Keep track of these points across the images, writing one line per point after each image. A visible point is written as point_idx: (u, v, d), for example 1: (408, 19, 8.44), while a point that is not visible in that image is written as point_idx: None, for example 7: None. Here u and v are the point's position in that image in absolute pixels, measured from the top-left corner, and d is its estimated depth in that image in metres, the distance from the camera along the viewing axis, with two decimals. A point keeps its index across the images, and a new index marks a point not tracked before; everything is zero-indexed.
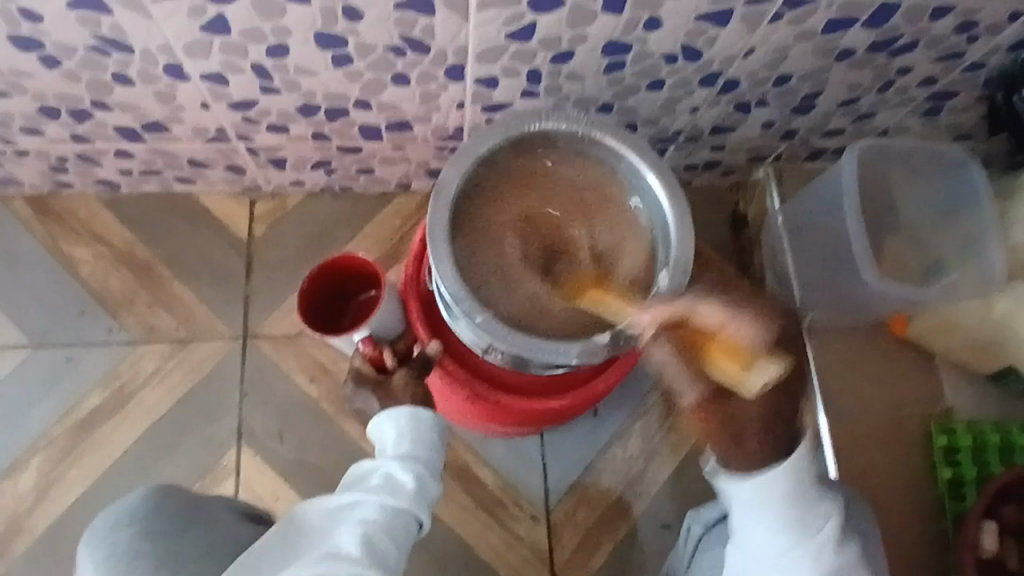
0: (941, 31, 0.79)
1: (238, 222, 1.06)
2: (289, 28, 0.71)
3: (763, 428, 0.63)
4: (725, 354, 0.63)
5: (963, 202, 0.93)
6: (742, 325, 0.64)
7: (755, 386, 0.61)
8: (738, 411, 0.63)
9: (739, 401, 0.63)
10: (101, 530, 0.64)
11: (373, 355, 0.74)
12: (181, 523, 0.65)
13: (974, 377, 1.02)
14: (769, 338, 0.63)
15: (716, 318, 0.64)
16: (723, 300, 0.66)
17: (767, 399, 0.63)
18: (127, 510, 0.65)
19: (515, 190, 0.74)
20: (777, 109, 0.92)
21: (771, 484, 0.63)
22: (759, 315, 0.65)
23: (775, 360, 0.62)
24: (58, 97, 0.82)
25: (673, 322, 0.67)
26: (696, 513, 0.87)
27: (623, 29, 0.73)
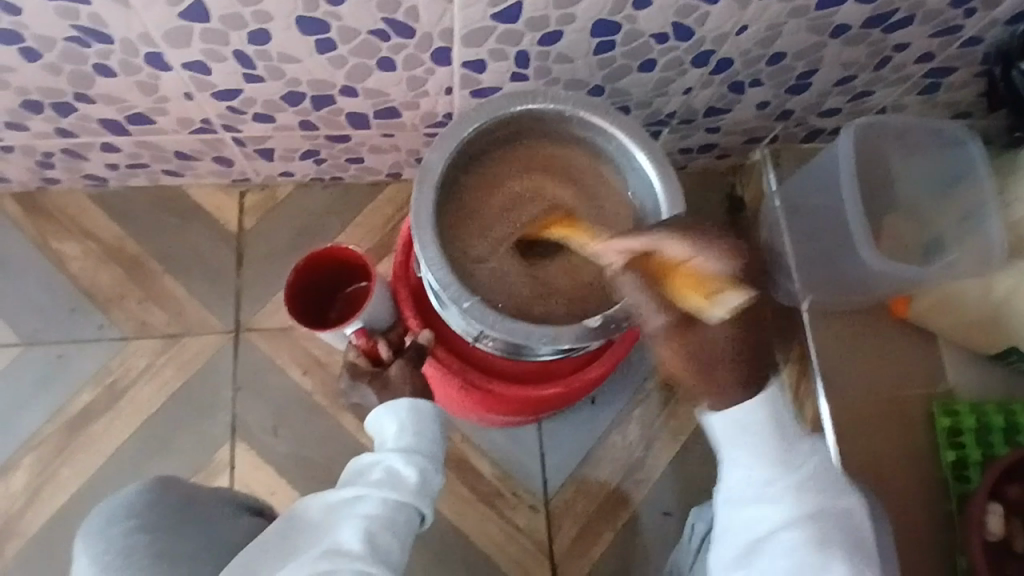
0: (937, 4, 0.77)
1: (228, 216, 1.04)
2: (270, 13, 0.69)
3: (742, 378, 0.59)
4: (688, 281, 0.53)
5: (963, 178, 0.91)
6: (710, 255, 0.54)
7: (722, 311, 0.53)
8: (715, 350, 0.56)
9: (707, 332, 0.55)
10: (97, 525, 0.63)
11: (367, 347, 0.73)
12: (178, 519, 0.64)
13: (976, 357, 1.00)
14: (735, 268, 0.54)
15: (678, 247, 0.55)
16: (681, 231, 0.58)
17: (739, 334, 0.56)
18: (124, 505, 0.64)
19: (501, 176, 0.73)
20: (772, 88, 0.91)
21: (752, 420, 0.60)
22: (734, 253, 0.55)
23: (742, 292, 0.53)
24: (39, 91, 0.81)
25: (635, 260, 0.58)
26: (700, 508, 0.86)
27: (611, 8, 0.72)
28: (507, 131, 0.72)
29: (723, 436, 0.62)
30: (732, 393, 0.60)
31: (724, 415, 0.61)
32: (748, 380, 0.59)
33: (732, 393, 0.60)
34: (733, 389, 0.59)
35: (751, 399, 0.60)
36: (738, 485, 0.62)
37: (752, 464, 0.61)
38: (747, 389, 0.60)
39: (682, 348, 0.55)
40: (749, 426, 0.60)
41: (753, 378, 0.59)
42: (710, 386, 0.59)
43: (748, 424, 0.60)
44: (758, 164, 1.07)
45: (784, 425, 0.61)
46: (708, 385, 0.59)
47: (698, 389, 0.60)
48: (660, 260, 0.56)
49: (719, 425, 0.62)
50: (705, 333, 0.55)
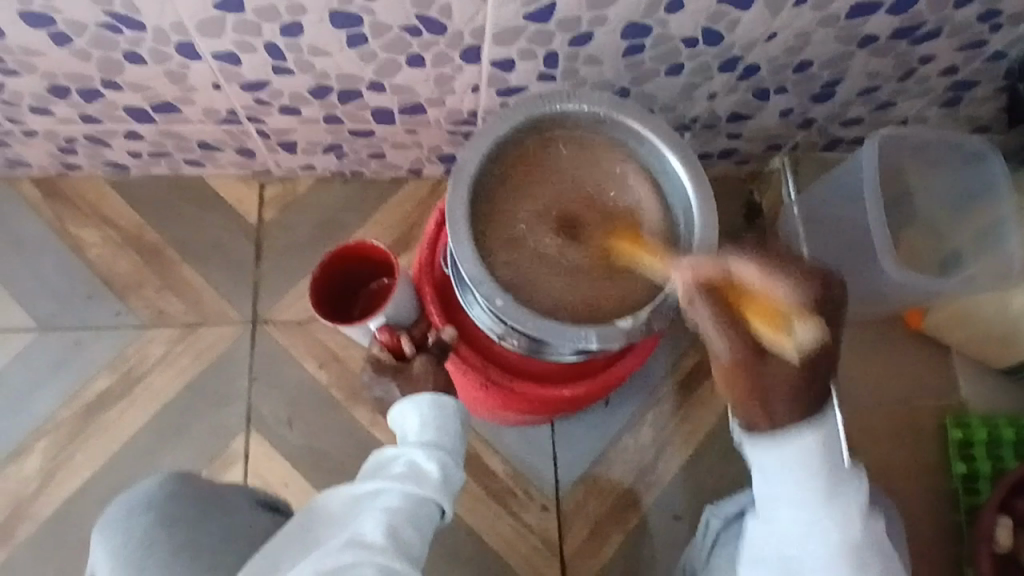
0: (966, 18, 0.78)
1: (248, 207, 1.04)
2: (304, 6, 0.69)
3: (795, 395, 0.57)
4: (762, 313, 0.55)
5: (983, 194, 0.91)
6: (784, 287, 0.55)
7: (796, 347, 0.54)
8: (796, 369, 0.56)
9: (782, 361, 0.55)
10: (118, 517, 0.62)
11: (390, 342, 0.73)
12: (199, 513, 0.64)
13: (988, 371, 1.01)
14: (812, 295, 0.54)
15: (752, 271, 0.55)
16: (760, 254, 0.57)
17: (801, 364, 0.55)
18: (145, 496, 0.63)
19: (529, 183, 0.72)
20: (796, 96, 0.91)
21: (799, 457, 0.58)
22: (815, 290, 0.55)
23: (818, 327, 0.54)
24: (67, 76, 0.81)
25: (710, 282, 0.58)
26: (713, 507, 0.86)
27: (644, 11, 0.72)
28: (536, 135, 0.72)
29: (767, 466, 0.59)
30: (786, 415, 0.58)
31: (761, 446, 0.59)
32: (800, 407, 0.57)
33: (784, 415, 0.58)
34: (790, 404, 0.57)
35: (804, 423, 0.57)
36: (783, 521, 0.61)
37: (798, 494, 0.59)
38: (802, 414, 0.57)
39: (745, 373, 0.56)
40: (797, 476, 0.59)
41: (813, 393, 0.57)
42: (766, 408, 0.58)
43: (795, 468, 0.58)
44: (778, 171, 1.07)
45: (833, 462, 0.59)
46: (766, 408, 0.58)
47: (751, 408, 0.58)
48: (730, 281, 0.57)
49: (763, 453, 0.59)
50: (785, 358, 0.55)
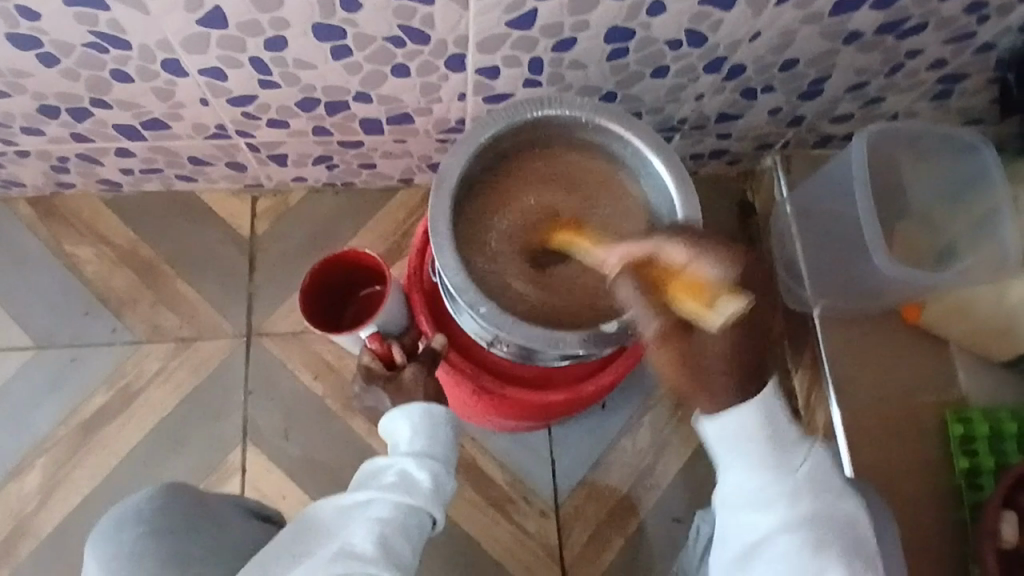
0: (951, 11, 0.77)
1: (241, 220, 1.05)
2: (287, 20, 0.70)
3: (729, 375, 0.57)
4: (685, 286, 0.53)
5: (976, 185, 0.90)
6: (708, 263, 0.54)
7: (719, 320, 0.52)
8: (732, 348, 0.56)
9: (705, 338, 0.54)
10: (107, 530, 0.62)
11: (381, 351, 0.73)
12: (187, 524, 0.63)
13: (989, 364, 1.00)
14: (735, 273, 0.54)
15: (680, 252, 0.55)
16: (688, 236, 0.57)
17: (733, 337, 0.55)
18: (133, 509, 0.63)
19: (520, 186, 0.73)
20: (784, 95, 0.91)
21: (744, 428, 0.59)
22: (733, 258, 0.54)
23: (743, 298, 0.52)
24: (56, 96, 0.81)
25: (637, 263, 0.58)
26: (706, 510, 0.85)
27: (626, 15, 0.72)
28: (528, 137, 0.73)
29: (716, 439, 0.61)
30: (725, 391, 0.58)
31: (715, 418, 0.60)
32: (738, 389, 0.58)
33: (719, 400, 0.59)
34: (731, 378, 0.58)
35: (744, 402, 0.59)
36: (739, 496, 0.62)
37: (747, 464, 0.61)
38: (742, 395, 0.59)
39: (676, 347, 0.55)
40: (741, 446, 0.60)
41: (745, 385, 0.58)
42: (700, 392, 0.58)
43: (742, 436, 0.60)
44: (769, 170, 1.07)
45: (778, 437, 0.61)
46: (693, 395, 0.59)
47: (700, 395, 0.59)
48: (648, 276, 0.56)
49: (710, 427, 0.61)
50: (703, 338, 0.54)
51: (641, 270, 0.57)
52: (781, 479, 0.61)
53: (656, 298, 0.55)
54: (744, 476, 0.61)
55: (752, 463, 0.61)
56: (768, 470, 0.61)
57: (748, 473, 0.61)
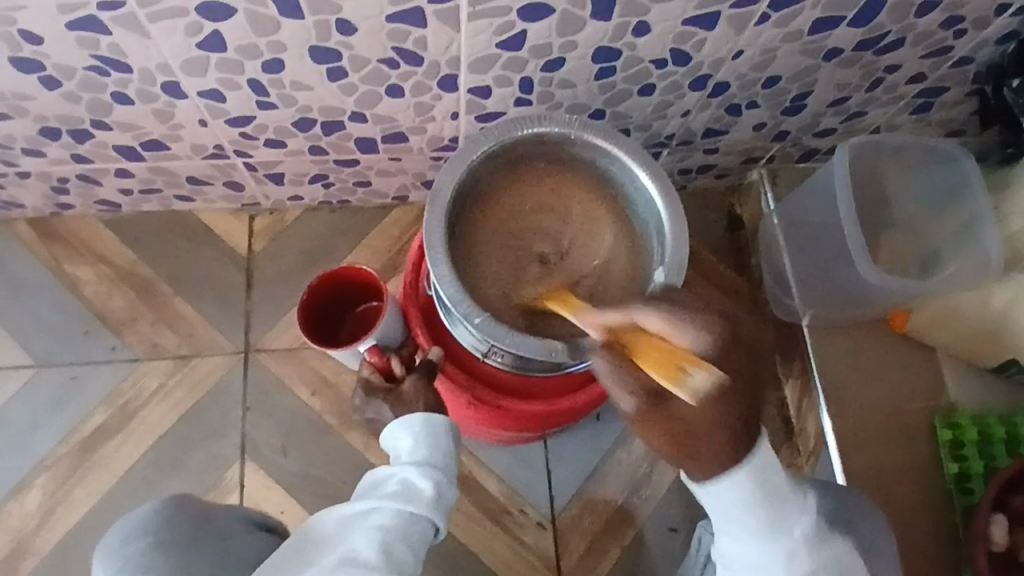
0: (926, 27, 0.80)
1: (238, 239, 1.06)
2: (284, 43, 0.72)
3: (731, 441, 0.54)
4: (664, 360, 0.51)
5: (956, 195, 0.93)
6: (687, 333, 0.53)
7: (693, 392, 0.50)
8: (724, 412, 0.52)
9: (680, 403, 0.52)
10: (114, 544, 0.64)
11: (380, 364, 0.75)
12: (194, 536, 0.65)
13: (976, 371, 1.02)
14: (709, 347, 0.52)
15: (655, 321, 0.53)
16: (662, 300, 0.55)
17: (719, 409, 0.52)
18: (139, 521, 0.65)
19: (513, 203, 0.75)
20: (768, 110, 0.93)
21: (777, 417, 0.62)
22: (707, 331, 0.53)
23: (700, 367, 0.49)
24: (58, 118, 0.83)
25: (615, 331, 0.56)
26: (705, 522, 0.87)
27: (612, 35, 0.75)
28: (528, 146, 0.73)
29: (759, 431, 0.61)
30: (719, 462, 0.55)
31: (705, 487, 0.58)
32: (731, 456, 0.55)
33: (716, 463, 0.55)
34: (729, 444, 0.54)
35: (736, 467, 0.56)
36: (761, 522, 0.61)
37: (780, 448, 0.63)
38: (732, 459, 0.55)
39: (656, 416, 0.52)
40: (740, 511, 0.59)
41: (746, 441, 0.55)
42: (699, 450, 0.54)
43: (742, 504, 0.58)
44: (756, 184, 1.10)
45: (775, 494, 0.59)
46: (688, 458, 0.55)
47: (694, 449, 0.54)
48: (620, 356, 0.53)
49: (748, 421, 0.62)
50: (677, 404, 0.52)
51: (615, 349, 0.54)
52: (772, 541, 0.61)
53: (630, 364, 0.53)
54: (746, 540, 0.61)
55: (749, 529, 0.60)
56: (762, 534, 0.60)
57: (738, 527, 0.60)
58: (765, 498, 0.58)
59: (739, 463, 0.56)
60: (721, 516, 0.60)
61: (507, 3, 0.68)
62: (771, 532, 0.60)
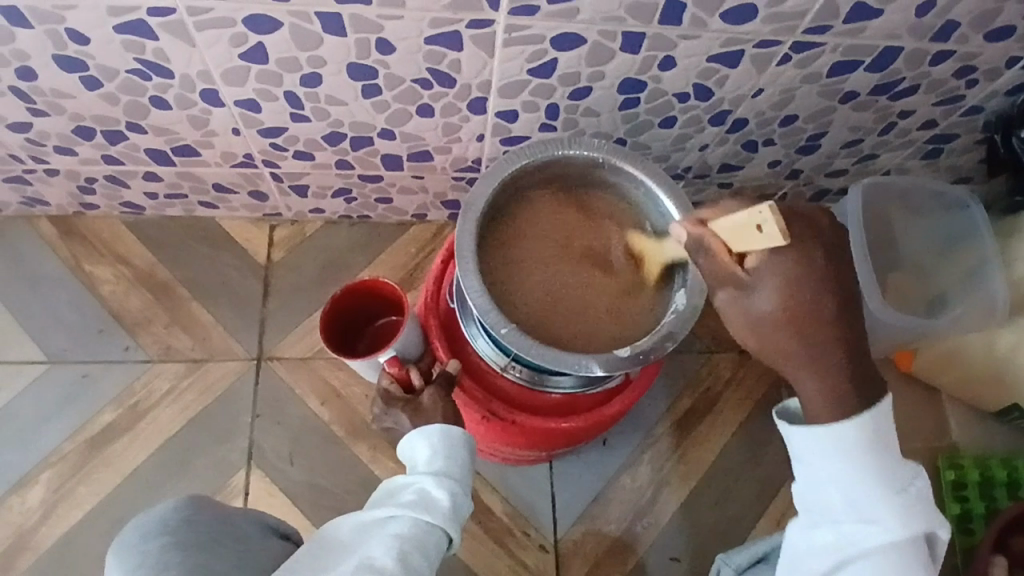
0: (939, 76, 0.83)
1: (257, 247, 1.08)
2: (324, 58, 0.74)
3: (839, 386, 0.57)
4: (737, 237, 0.53)
5: (964, 240, 0.96)
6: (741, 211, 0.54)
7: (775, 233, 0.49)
8: (812, 306, 0.55)
9: (758, 298, 0.56)
10: (131, 539, 0.62)
11: (399, 375, 0.77)
12: (210, 538, 0.64)
13: (978, 413, 1.04)
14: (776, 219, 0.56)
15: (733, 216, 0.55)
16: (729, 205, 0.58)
17: (814, 333, 0.56)
18: (158, 519, 0.63)
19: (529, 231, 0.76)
20: (783, 148, 0.96)
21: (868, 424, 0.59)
22: (806, 255, 0.55)
23: (764, 204, 0.49)
24: (94, 118, 0.85)
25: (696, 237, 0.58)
26: (724, 554, 0.85)
27: (638, 68, 0.78)
28: (532, 180, 0.77)
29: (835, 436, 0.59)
30: (830, 408, 0.58)
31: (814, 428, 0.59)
32: (843, 402, 0.58)
33: (823, 409, 0.58)
34: (837, 365, 0.57)
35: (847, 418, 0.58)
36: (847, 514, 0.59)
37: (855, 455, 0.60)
38: (834, 396, 0.58)
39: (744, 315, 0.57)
40: (847, 455, 0.58)
41: (857, 388, 0.58)
42: (805, 372, 0.57)
43: (847, 451, 0.58)
44: None
45: (879, 445, 0.58)
46: (788, 375, 0.58)
47: (802, 374, 0.58)
48: (716, 238, 0.56)
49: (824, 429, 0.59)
50: (757, 293, 0.56)
51: (705, 230, 0.57)
52: (879, 486, 0.58)
53: (721, 252, 0.56)
54: (845, 485, 0.58)
55: (858, 471, 0.58)
56: (867, 483, 0.58)
57: (845, 473, 0.58)
58: (872, 452, 0.58)
59: (850, 411, 0.58)
60: (821, 459, 0.59)
61: (542, 31, 0.71)
62: (879, 478, 0.58)
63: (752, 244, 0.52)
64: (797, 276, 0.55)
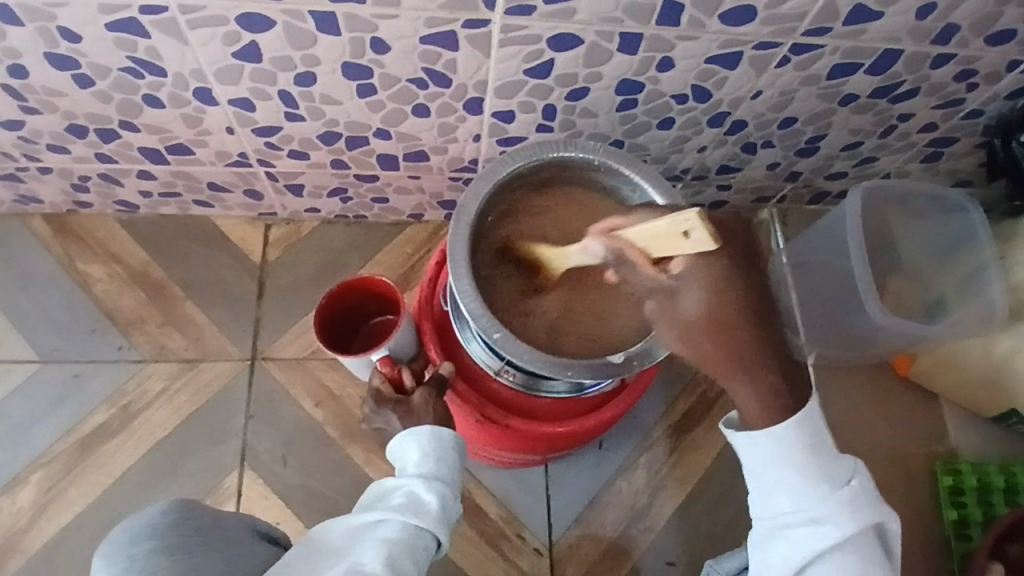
0: (940, 79, 0.83)
1: (252, 247, 1.07)
2: (317, 57, 0.74)
3: (774, 393, 0.56)
4: (659, 243, 0.52)
5: (962, 244, 0.95)
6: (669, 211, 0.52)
7: (699, 241, 0.49)
8: (729, 308, 0.53)
9: (686, 302, 0.53)
10: (117, 542, 0.61)
11: (392, 375, 0.76)
12: (198, 543, 0.63)
13: (975, 418, 1.03)
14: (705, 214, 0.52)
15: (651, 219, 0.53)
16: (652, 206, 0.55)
17: (738, 334, 0.53)
18: (145, 523, 0.62)
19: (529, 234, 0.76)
20: (783, 150, 0.95)
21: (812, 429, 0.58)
22: (731, 254, 0.52)
23: (690, 210, 0.48)
24: (86, 116, 0.84)
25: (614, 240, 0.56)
26: (713, 559, 0.86)
27: (636, 69, 0.77)
28: (525, 182, 0.77)
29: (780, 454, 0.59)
30: (763, 413, 0.57)
31: (752, 433, 0.58)
32: (774, 409, 0.57)
33: (759, 414, 0.57)
34: (769, 370, 0.55)
35: (781, 424, 0.57)
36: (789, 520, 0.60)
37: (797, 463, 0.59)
38: (765, 398, 0.56)
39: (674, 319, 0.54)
40: (791, 463, 0.58)
41: (793, 392, 0.57)
42: (738, 378, 0.55)
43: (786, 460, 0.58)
44: (766, 223, 1.12)
45: (820, 449, 0.58)
46: (720, 381, 0.56)
47: (732, 378, 0.55)
48: (634, 247, 0.53)
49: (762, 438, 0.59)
50: (684, 296, 0.53)
51: (623, 240, 0.54)
52: (825, 487, 0.59)
53: (643, 260, 0.53)
54: (788, 490, 0.59)
55: (803, 477, 0.59)
56: (813, 485, 0.58)
57: (789, 479, 0.59)
58: (814, 457, 0.58)
59: (784, 417, 0.57)
60: (762, 468, 0.60)
61: (538, 32, 0.70)
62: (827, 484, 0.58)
63: (678, 249, 0.50)
64: (724, 275, 0.52)
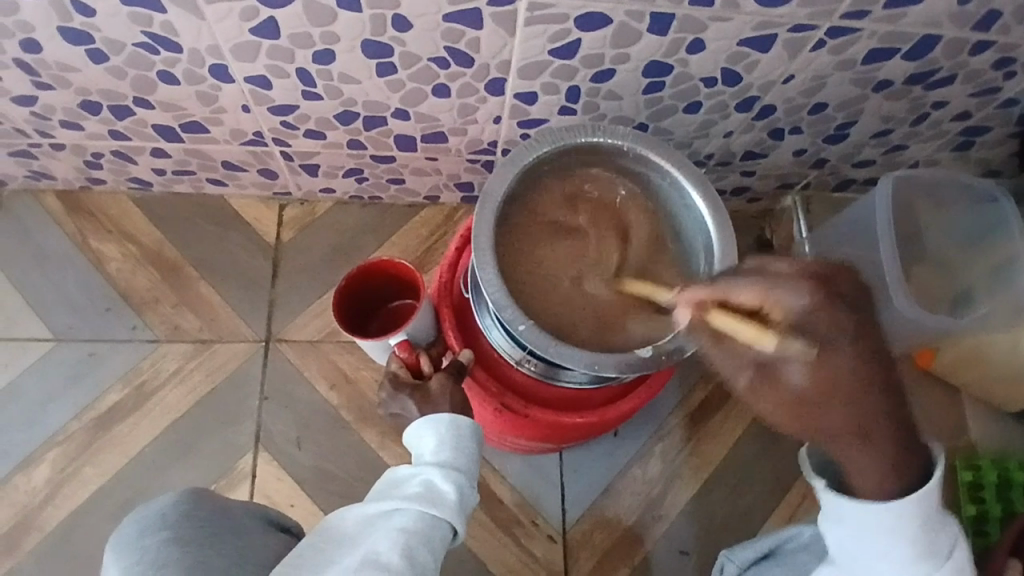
0: (979, 65, 0.80)
1: (267, 227, 1.06)
2: (337, 34, 0.71)
3: (893, 466, 0.54)
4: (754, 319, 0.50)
5: (991, 234, 0.93)
6: (783, 295, 0.50)
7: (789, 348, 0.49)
8: (851, 378, 0.51)
9: (791, 377, 0.50)
10: (131, 533, 0.62)
11: (409, 360, 0.75)
12: (210, 534, 0.63)
13: (995, 412, 1.02)
14: (808, 297, 0.50)
15: (748, 290, 0.51)
16: (752, 279, 0.51)
17: (865, 401, 0.52)
18: (157, 514, 0.62)
19: (592, 181, 0.76)
20: (810, 137, 0.93)
21: (920, 506, 0.55)
22: (832, 311, 0.50)
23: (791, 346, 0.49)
24: (99, 92, 0.82)
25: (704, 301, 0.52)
26: (726, 549, 0.83)
27: (666, 50, 0.74)
28: (549, 172, 0.75)
29: (864, 524, 0.56)
30: (880, 488, 0.55)
31: (860, 505, 0.56)
32: (894, 478, 0.54)
33: (866, 484, 0.55)
34: (887, 445, 0.53)
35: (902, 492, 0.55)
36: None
37: (893, 540, 0.56)
38: (884, 481, 0.54)
39: (780, 399, 0.51)
40: (899, 538, 0.56)
41: (907, 466, 0.54)
42: (853, 451, 0.53)
43: (886, 532, 0.56)
44: (789, 210, 1.09)
45: (931, 527, 0.56)
46: (835, 454, 0.54)
47: (845, 445, 0.53)
48: (711, 300, 0.52)
49: (848, 510, 0.57)
50: (789, 376, 0.50)
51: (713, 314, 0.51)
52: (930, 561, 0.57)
53: (702, 295, 0.53)
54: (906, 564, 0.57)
55: (907, 554, 0.56)
56: (913, 562, 0.56)
57: (891, 550, 0.56)
58: (924, 535, 0.56)
59: (907, 484, 0.54)
60: (869, 539, 0.57)
61: (567, 10, 0.67)
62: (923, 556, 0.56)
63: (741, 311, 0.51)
64: (837, 360, 0.50)
